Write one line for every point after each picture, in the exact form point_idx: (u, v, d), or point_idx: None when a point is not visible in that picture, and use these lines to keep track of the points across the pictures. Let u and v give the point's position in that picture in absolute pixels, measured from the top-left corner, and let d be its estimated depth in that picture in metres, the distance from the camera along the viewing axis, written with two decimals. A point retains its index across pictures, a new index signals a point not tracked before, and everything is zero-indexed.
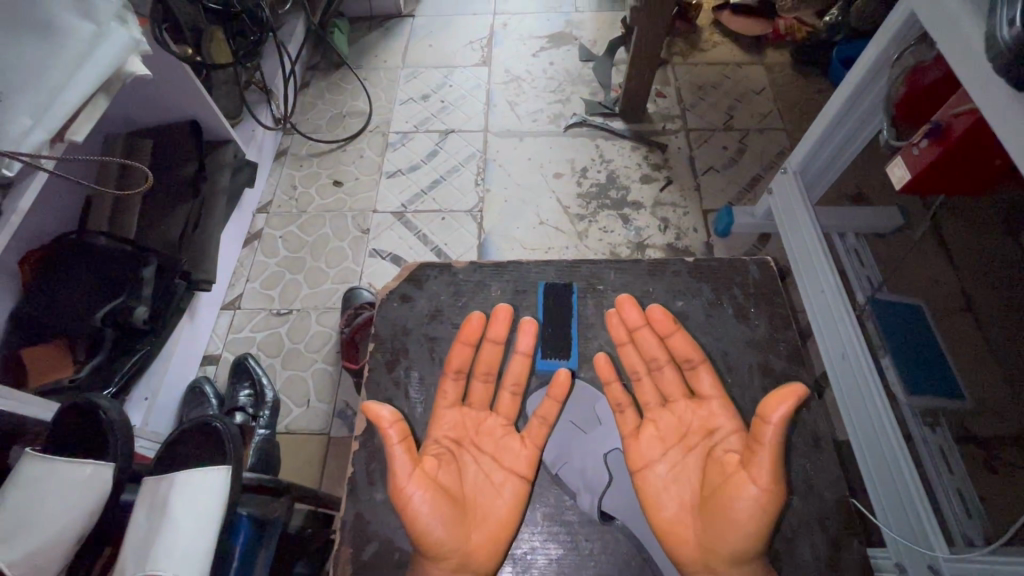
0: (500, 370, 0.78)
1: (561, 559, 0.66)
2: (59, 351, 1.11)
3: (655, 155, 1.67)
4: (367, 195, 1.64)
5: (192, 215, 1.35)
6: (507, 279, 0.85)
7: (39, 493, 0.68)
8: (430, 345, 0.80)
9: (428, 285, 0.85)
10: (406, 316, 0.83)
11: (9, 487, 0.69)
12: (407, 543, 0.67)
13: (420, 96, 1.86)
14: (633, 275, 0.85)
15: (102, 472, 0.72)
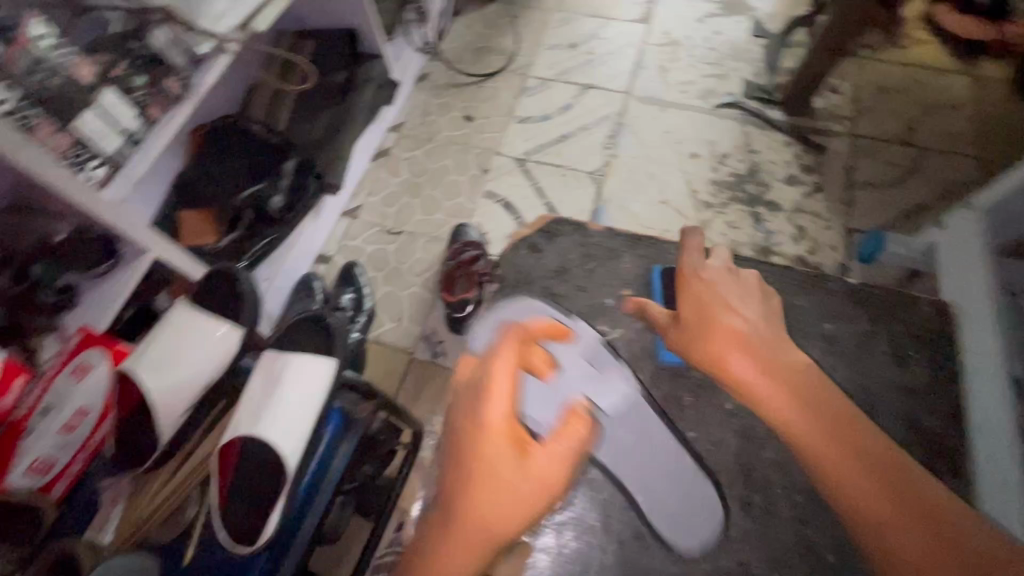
0: (617, 345, 0.82)
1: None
2: (204, 218, 1.27)
3: (809, 156, 1.50)
4: (494, 135, 1.63)
5: (335, 121, 1.42)
6: (640, 253, 0.90)
7: (182, 336, 0.79)
8: (552, 300, 0.82)
9: (560, 241, 0.88)
10: (532, 265, 0.86)
11: (161, 328, 0.80)
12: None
13: (569, 44, 1.78)
14: (776, 287, 0.86)
15: (231, 336, 0.81)
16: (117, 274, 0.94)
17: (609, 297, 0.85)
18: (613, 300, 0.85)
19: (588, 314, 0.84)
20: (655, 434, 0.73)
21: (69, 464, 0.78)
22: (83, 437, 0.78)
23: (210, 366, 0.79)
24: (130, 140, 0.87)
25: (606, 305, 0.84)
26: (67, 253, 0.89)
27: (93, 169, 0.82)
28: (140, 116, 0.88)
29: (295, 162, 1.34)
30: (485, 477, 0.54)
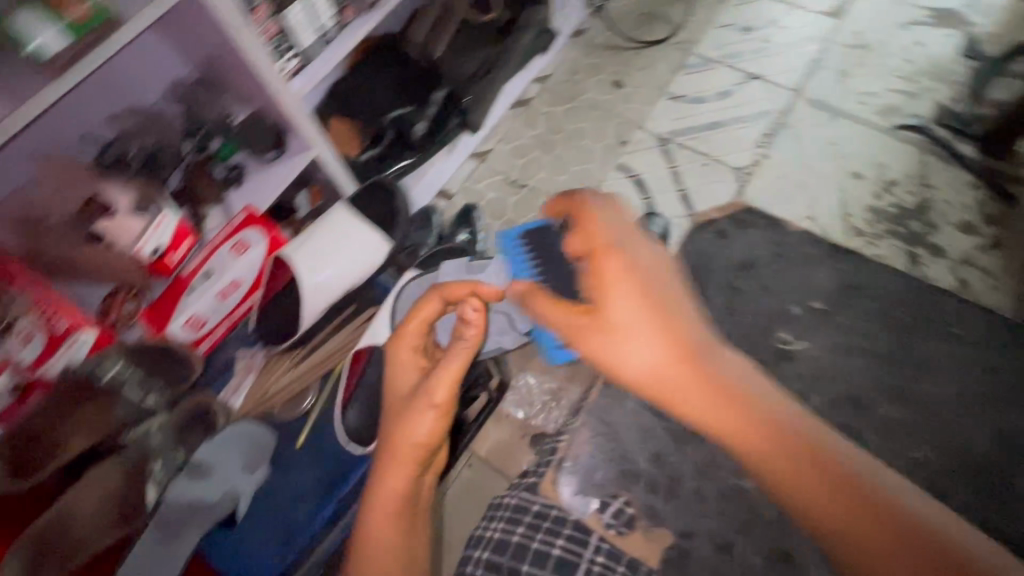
0: (794, 355, 0.80)
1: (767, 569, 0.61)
2: (351, 130, 1.31)
3: (994, 205, 1.31)
4: (640, 108, 1.55)
5: (490, 60, 1.40)
6: (833, 270, 0.95)
7: (340, 236, 0.85)
8: (731, 294, 0.87)
9: (748, 238, 0.96)
10: (716, 253, 0.92)
11: (321, 224, 0.86)
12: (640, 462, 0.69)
13: (743, 26, 1.64)
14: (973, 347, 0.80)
15: (382, 249, 0.86)
16: (279, 166, 0.97)
17: (795, 306, 0.86)
18: (797, 309, 0.85)
19: (765, 318, 0.84)
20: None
21: (215, 327, 0.85)
22: (231, 306, 0.85)
23: (358, 271, 0.85)
24: (323, 38, 0.91)
25: (789, 313, 0.85)
26: (242, 136, 0.95)
27: (286, 59, 0.86)
28: (335, 14, 0.91)
29: (445, 94, 1.35)
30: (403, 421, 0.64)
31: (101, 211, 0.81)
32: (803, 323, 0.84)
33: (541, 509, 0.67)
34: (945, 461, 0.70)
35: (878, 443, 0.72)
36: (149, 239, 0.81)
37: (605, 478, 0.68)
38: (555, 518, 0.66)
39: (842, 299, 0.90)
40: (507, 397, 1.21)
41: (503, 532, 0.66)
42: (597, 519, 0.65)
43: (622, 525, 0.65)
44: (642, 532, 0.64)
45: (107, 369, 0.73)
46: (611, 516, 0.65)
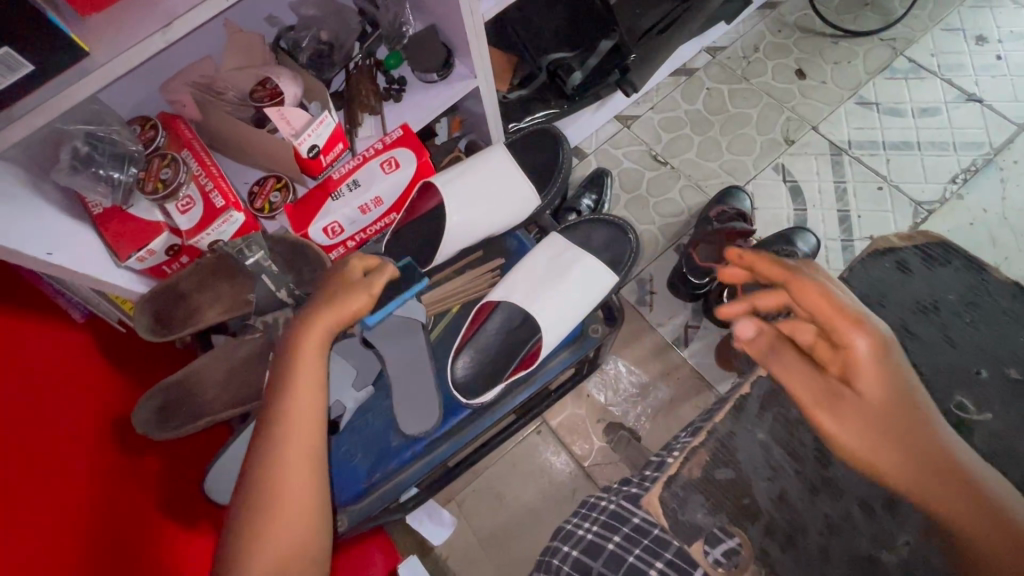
0: (974, 428, 0.61)
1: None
2: (507, 65, 1.26)
3: None
4: (820, 106, 1.36)
5: (668, 18, 1.26)
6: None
7: (488, 178, 0.82)
8: (902, 337, 0.66)
9: (938, 270, 0.69)
10: (896, 286, 0.69)
11: (478, 161, 0.83)
12: (760, 497, 0.59)
13: (976, 34, 1.37)
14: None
15: (529, 203, 0.83)
16: (439, 88, 0.94)
17: (987, 366, 0.64)
18: (988, 372, 0.63)
19: (944, 375, 0.64)
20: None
21: (348, 238, 0.85)
22: (368, 222, 0.85)
23: (498, 218, 0.82)
24: None
25: (976, 376, 0.63)
26: (412, 49, 0.92)
27: None
28: None
29: (613, 44, 1.22)
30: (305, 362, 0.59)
31: (273, 97, 0.81)
32: (992, 391, 0.63)
33: (641, 523, 0.61)
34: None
35: None
36: (309, 136, 0.79)
37: (721, 505, 0.59)
38: (657, 539, 0.60)
39: None
40: (593, 377, 1.19)
41: (595, 536, 0.63)
42: (701, 549, 0.57)
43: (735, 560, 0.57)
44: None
45: (252, 253, 0.75)
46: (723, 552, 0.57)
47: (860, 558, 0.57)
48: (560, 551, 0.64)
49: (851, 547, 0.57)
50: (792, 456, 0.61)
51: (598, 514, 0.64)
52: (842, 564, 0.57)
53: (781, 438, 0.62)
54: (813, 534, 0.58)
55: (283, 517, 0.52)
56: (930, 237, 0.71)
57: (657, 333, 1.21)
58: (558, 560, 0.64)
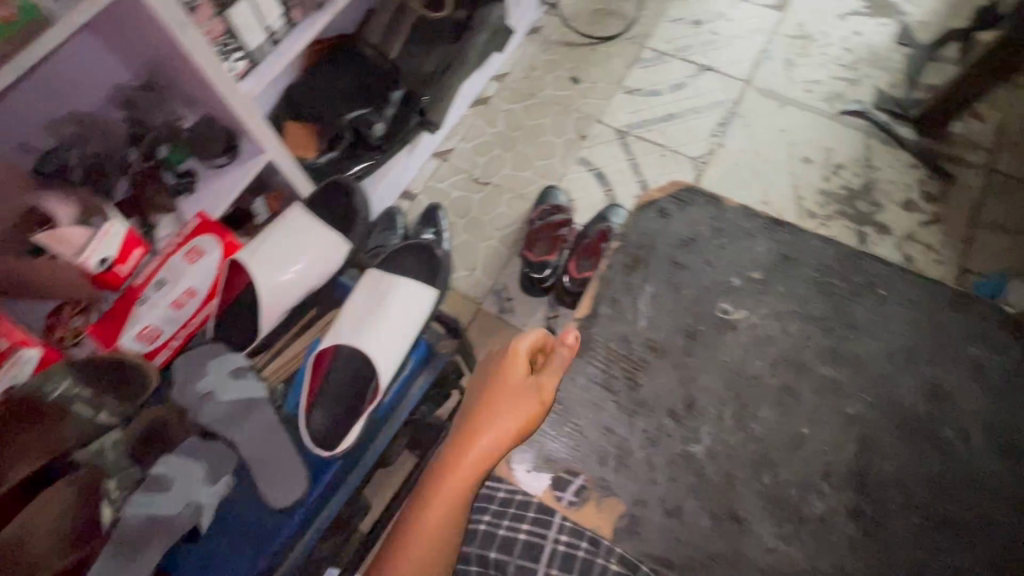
0: (737, 323, 0.68)
1: (713, 531, 0.60)
2: (310, 133, 1.29)
3: (934, 183, 1.39)
4: (599, 102, 1.58)
5: (445, 59, 1.40)
6: (775, 240, 0.74)
7: (290, 239, 0.83)
8: (676, 269, 0.72)
9: (690, 208, 0.77)
10: (659, 230, 0.75)
11: (278, 224, 0.85)
12: (591, 434, 0.64)
13: (693, 20, 1.68)
14: (928, 297, 0.69)
15: (340, 248, 0.85)
16: (231, 169, 0.96)
17: (738, 275, 0.71)
18: (738, 280, 0.71)
19: (707, 291, 0.71)
20: (764, 426, 0.64)
21: (170, 339, 0.81)
22: (186, 317, 0.81)
23: (314, 272, 0.83)
24: (270, 38, 0.88)
25: (730, 284, 0.71)
26: (191, 140, 0.93)
27: (234, 59, 0.84)
28: (284, 16, 0.88)
29: (404, 93, 1.37)
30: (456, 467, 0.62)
31: (42, 224, 0.78)
32: (745, 297, 0.70)
33: (506, 495, 0.64)
34: (877, 412, 0.64)
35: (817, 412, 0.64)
36: (94, 250, 0.77)
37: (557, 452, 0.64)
38: (520, 503, 0.63)
39: (783, 270, 0.72)
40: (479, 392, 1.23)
41: (473, 521, 0.65)
42: (553, 495, 0.63)
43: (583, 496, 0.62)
44: (600, 508, 0.62)
45: (56, 386, 0.68)
46: (572, 490, 0.62)
47: (673, 455, 0.63)
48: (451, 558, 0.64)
49: (667, 451, 0.63)
50: (608, 389, 0.66)
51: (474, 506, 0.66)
52: (669, 471, 0.62)
53: (598, 381, 0.66)
54: (637, 451, 0.63)
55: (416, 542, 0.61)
56: (678, 183, 0.78)
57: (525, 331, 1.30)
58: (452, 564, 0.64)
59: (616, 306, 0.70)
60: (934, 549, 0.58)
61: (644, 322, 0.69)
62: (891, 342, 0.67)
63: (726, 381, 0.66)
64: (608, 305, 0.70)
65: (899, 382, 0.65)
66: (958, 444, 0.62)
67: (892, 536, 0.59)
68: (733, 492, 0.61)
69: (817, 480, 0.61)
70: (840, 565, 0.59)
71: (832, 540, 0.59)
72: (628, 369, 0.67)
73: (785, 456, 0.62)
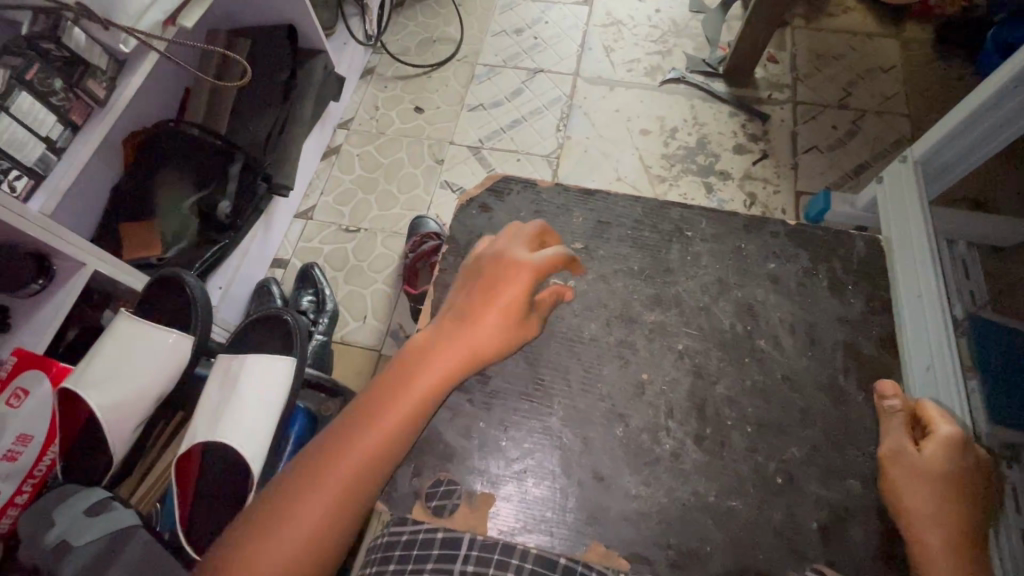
0: (571, 294, 0.73)
1: (579, 495, 0.62)
2: (148, 228, 1.18)
3: (754, 125, 1.54)
4: (446, 125, 1.61)
5: (279, 120, 1.38)
6: (592, 209, 0.79)
7: (121, 351, 0.79)
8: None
9: (508, 199, 0.81)
10: (483, 225, 0.79)
11: (107, 337, 0.80)
12: (451, 436, 0.65)
13: (514, 29, 1.77)
14: (726, 228, 0.78)
15: (182, 344, 0.82)
16: (53, 291, 0.88)
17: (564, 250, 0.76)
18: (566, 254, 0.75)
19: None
20: (609, 383, 0.68)
21: (14, 495, 0.73)
22: (26, 467, 0.73)
23: (157, 379, 0.79)
24: (52, 148, 0.83)
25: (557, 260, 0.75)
26: None
27: (11, 179, 0.77)
28: (61, 122, 0.83)
29: (242, 163, 1.28)
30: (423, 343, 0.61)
31: None
32: (576, 269, 0.74)
33: (409, 537, 0.66)
34: (702, 342, 0.70)
35: (651, 357, 0.69)
36: None
37: (423, 464, 0.63)
38: (422, 542, 0.65)
39: (601, 236, 0.77)
40: None
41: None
42: (425, 509, 0.61)
43: (452, 502, 0.62)
44: (476, 511, 0.61)
45: None
46: (439, 498, 0.62)
47: (535, 432, 0.65)
48: None
49: (529, 429, 0.65)
50: (464, 388, 0.67)
51: (375, 554, 0.67)
52: (534, 452, 0.64)
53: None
54: (501, 439, 0.65)
55: (297, 531, 0.50)
56: (496, 177, 0.81)
57: None
58: None
59: None
60: (766, 449, 0.65)
61: None
62: (702, 278, 0.74)
63: (570, 352, 0.69)
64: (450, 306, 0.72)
65: (715, 311, 0.72)
66: (771, 350, 0.70)
67: (730, 452, 0.64)
68: (592, 453, 0.64)
69: (663, 420, 0.66)
70: (695, 490, 0.63)
71: (686, 470, 0.64)
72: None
73: (633, 405, 0.67)
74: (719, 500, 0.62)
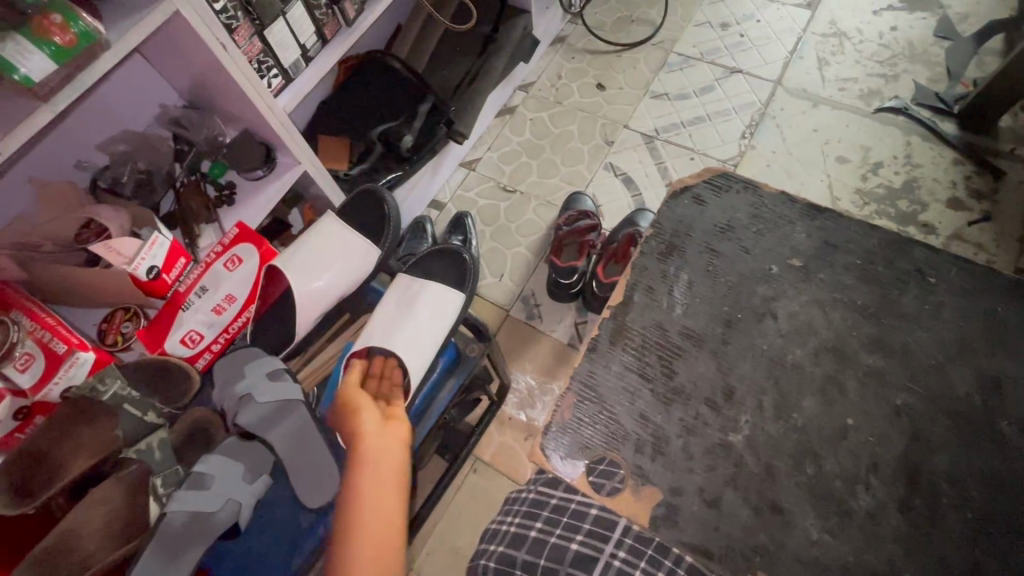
0: (777, 311, 0.71)
1: (754, 521, 0.61)
2: (340, 143, 1.31)
3: (982, 180, 1.32)
4: (624, 107, 1.57)
5: (472, 70, 1.43)
6: (815, 225, 0.76)
7: (340, 242, 0.93)
8: (711, 257, 0.75)
9: (725, 196, 0.79)
10: (698, 218, 0.78)
11: (314, 232, 0.94)
12: (624, 416, 0.67)
13: (719, 23, 1.66)
14: (980, 284, 0.70)
15: (370, 254, 0.95)
16: (269, 181, 0.99)
17: (776, 264, 0.74)
18: (779, 268, 0.73)
19: (747, 279, 0.73)
20: (805, 417, 0.65)
21: (211, 342, 0.86)
22: (226, 321, 0.86)
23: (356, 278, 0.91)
24: (304, 55, 0.92)
25: (770, 273, 0.73)
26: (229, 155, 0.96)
27: (270, 76, 0.88)
28: (316, 34, 0.93)
29: (431, 104, 1.34)
30: (367, 469, 0.73)
31: (99, 235, 0.82)
32: (785, 284, 0.72)
33: (559, 502, 0.70)
34: (927, 406, 0.65)
35: (860, 405, 0.65)
36: (144, 259, 0.81)
37: (593, 437, 0.66)
38: (574, 513, 0.69)
39: (825, 259, 0.73)
40: (509, 399, 1.23)
41: (519, 527, 0.70)
42: (588, 482, 0.64)
43: (612, 484, 0.64)
44: (634, 495, 0.63)
45: (108, 385, 0.72)
46: (601, 475, 0.65)
47: (712, 444, 0.65)
48: (487, 553, 0.68)
49: (705, 439, 0.65)
50: (643, 376, 0.69)
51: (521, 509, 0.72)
52: (702, 457, 0.64)
53: (633, 365, 0.70)
54: (673, 438, 0.66)
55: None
56: (712, 171, 0.81)
57: (554, 337, 1.30)
58: (484, 561, 0.68)
59: (650, 292, 0.74)
60: (985, 548, 0.58)
61: (680, 309, 0.73)
62: (940, 335, 0.68)
63: (765, 372, 0.68)
64: (643, 291, 0.74)
65: (950, 375, 0.66)
66: (1014, 438, 0.62)
67: (940, 535, 0.59)
68: (774, 482, 0.62)
69: (863, 474, 0.62)
70: (889, 560, 0.59)
71: (880, 534, 0.60)
72: (663, 356, 0.70)
73: (830, 447, 0.64)
74: None
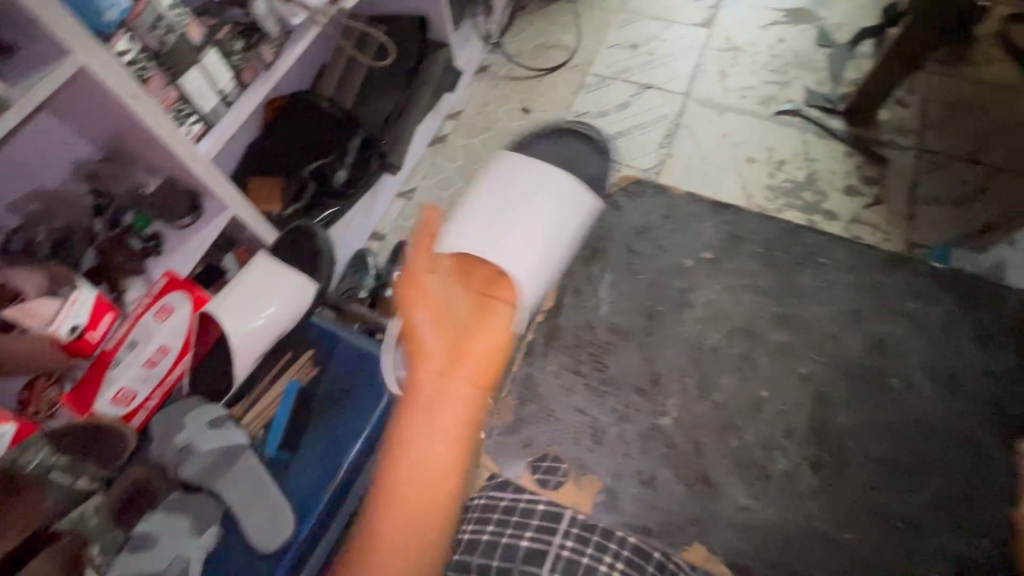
0: (695, 300, 0.77)
1: (687, 495, 0.66)
2: (274, 183, 1.30)
3: (870, 167, 1.47)
4: (550, 128, 1.65)
5: (398, 103, 1.46)
6: (723, 222, 0.84)
7: (273, 278, 0.92)
8: (632, 256, 0.81)
9: (643, 200, 0.86)
10: (616, 221, 0.84)
11: (245, 270, 0.92)
12: (562, 414, 0.70)
13: (629, 44, 1.78)
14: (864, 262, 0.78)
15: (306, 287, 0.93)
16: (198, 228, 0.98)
17: (690, 258, 0.80)
18: (693, 261, 0.80)
19: (665, 274, 0.79)
20: (726, 394, 0.70)
21: (145, 399, 0.84)
22: (160, 375, 0.85)
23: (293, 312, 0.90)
24: (223, 100, 0.93)
25: (684, 266, 0.79)
26: (152, 205, 0.95)
27: (190, 122, 0.88)
28: (235, 79, 0.94)
29: (362, 139, 1.36)
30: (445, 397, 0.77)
31: (11, 298, 0.77)
32: (700, 276, 0.79)
33: (509, 504, 0.67)
34: (830, 370, 0.71)
35: (773, 376, 0.71)
36: (65, 318, 0.77)
37: (534, 437, 0.70)
38: (523, 511, 0.66)
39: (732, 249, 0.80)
40: None
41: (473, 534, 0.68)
42: (533, 480, 0.68)
43: (556, 478, 0.67)
44: (578, 488, 0.67)
45: (32, 457, 0.66)
46: (545, 472, 0.68)
47: (645, 429, 0.69)
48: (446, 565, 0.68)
49: (639, 425, 0.69)
50: (578, 373, 0.73)
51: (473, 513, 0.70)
52: (637, 442, 0.68)
53: (568, 364, 0.73)
54: (610, 428, 0.69)
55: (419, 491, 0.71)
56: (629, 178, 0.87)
57: None
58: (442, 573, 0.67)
59: (579, 294, 0.78)
60: (891, 492, 0.65)
61: (607, 308, 0.77)
62: (836, 306, 0.75)
63: (689, 356, 0.73)
64: (572, 294, 0.78)
65: (845, 340, 0.73)
66: (905, 391, 0.69)
67: (850, 483, 0.65)
68: (704, 457, 0.67)
69: (780, 439, 0.68)
70: (809, 514, 0.64)
71: (800, 491, 0.65)
72: (596, 352, 0.74)
73: (750, 419, 0.69)
74: (833, 530, 0.63)
